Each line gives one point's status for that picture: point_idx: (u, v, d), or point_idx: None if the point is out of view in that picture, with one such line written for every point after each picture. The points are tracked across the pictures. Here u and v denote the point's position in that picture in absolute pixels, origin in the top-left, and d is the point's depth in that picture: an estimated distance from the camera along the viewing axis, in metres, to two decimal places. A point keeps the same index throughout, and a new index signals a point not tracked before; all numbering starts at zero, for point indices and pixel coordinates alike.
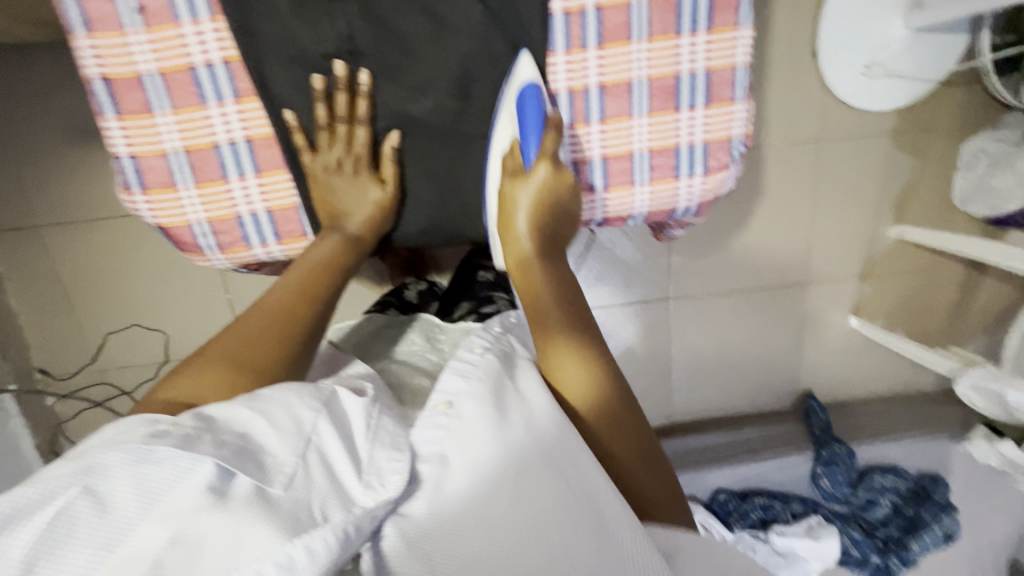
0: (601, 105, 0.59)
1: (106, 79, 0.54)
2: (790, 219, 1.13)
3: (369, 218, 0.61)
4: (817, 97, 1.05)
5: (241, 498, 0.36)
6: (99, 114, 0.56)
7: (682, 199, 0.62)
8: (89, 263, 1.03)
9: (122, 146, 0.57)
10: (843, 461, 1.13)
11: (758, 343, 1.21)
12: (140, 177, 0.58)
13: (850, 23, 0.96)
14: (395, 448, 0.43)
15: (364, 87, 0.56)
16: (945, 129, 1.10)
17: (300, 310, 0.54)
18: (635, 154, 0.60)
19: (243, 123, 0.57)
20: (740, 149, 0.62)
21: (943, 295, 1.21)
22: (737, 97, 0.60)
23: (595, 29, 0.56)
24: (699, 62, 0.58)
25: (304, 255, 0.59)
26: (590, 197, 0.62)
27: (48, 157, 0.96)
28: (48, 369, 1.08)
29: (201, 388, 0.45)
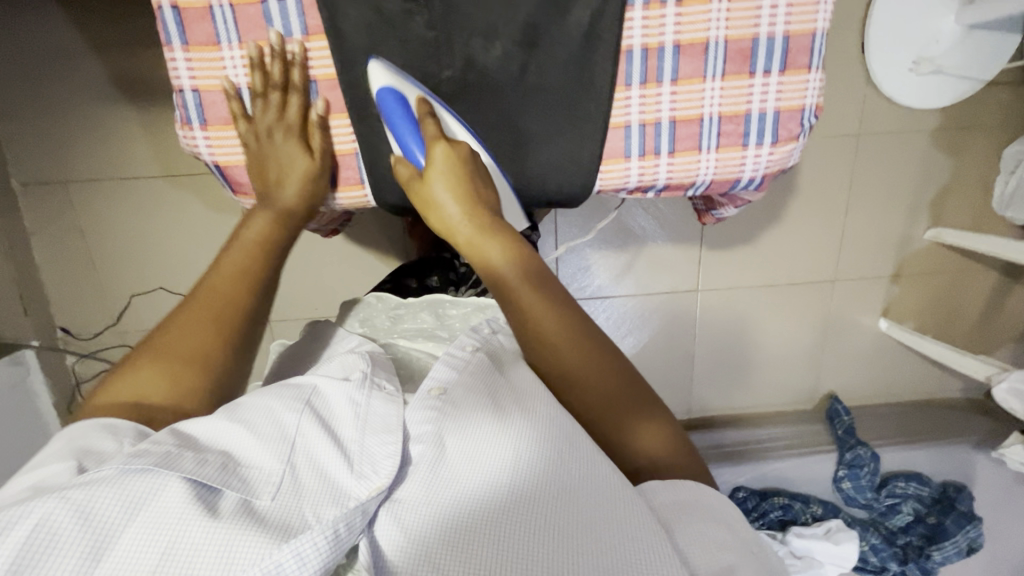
0: (674, 66, 0.51)
1: (175, 7, 0.51)
2: (825, 215, 1.11)
3: (300, 186, 0.57)
4: (862, 90, 1.03)
5: (228, 514, 0.37)
6: (165, 44, 0.53)
7: (748, 169, 0.54)
8: (117, 223, 1.02)
9: (185, 79, 0.54)
10: (868, 465, 1.11)
11: (783, 341, 1.20)
12: (201, 112, 0.55)
13: (900, 16, 0.95)
14: (386, 433, 0.44)
15: (295, 55, 0.53)
16: (988, 131, 1.07)
17: (240, 297, 0.53)
18: (705, 119, 0.53)
19: (310, 61, 0.54)
20: (812, 120, 0.54)
21: (976, 302, 1.18)
22: (814, 64, 0.52)
23: None
24: (780, 23, 0.50)
25: (239, 235, 0.57)
26: (654, 161, 0.54)
27: (83, 113, 0.95)
28: (70, 329, 1.08)
29: (144, 384, 0.46)
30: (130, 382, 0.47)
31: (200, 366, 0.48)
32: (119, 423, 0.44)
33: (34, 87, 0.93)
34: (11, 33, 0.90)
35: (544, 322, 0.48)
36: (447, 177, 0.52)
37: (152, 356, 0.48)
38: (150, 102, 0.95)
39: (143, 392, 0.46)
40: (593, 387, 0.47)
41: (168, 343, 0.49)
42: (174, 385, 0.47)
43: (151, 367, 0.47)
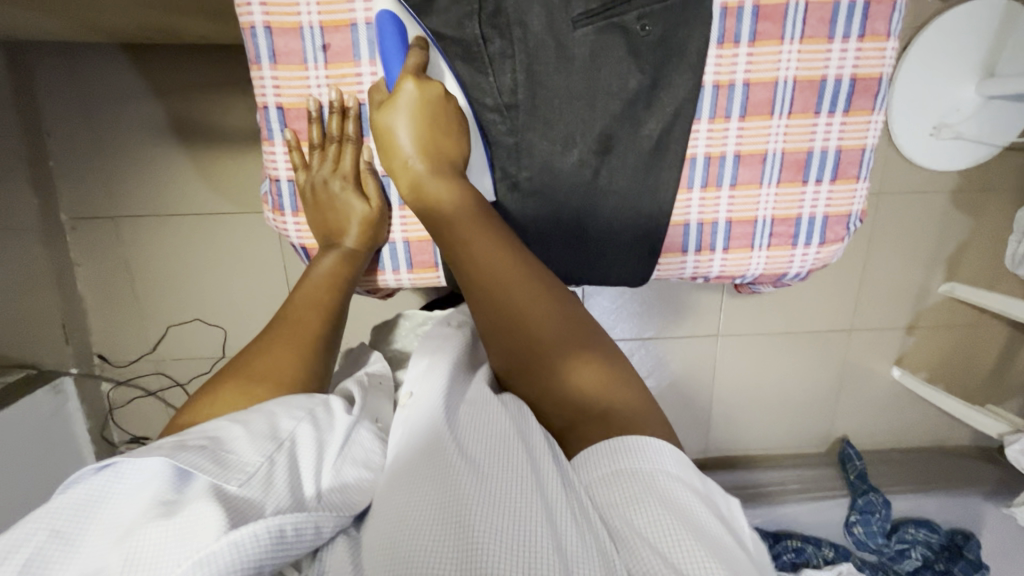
0: (735, 172, 0.57)
1: (281, 108, 0.58)
2: (843, 267, 1.14)
3: (360, 228, 0.59)
4: (882, 152, 1.07)
5: (195, 501, 0.36)
6: (266, 140, 0.60)
7: (795, 266, 0.60)
8: (160, 256, 1.05)
9: (283, 170, 0.60)
10: (879, 511, 1.14)
11: (801, 386, 1.23)
12: (294, 199, 0.62)
13: (923, 85, 0.99)
14: (364, 467, 0.46)
15: (349, 107, 0.58)
16: (1003, 193, 1.11)
17: (307, 322, 0.53)
18: (759, 221, 0.59)
19: None
20: (856, 223, 0.61)
21: (987, 355, 1.22)
22: (861, 175, 0.59)
23: (740, 103, 0.56)
24: (832, 140, 0.57)
25: (308, 275, 0.58)
26: (709, 257, 0.60)
27: (137, 153, 0.99)
28: (106, 356, 1.11)
29: (219, 405, 0.45)
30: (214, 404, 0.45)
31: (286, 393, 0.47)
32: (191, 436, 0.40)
33: (91, 126, 0.97)
34: (73, 76, 0.94)
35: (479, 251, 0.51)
36: (404, 111, 0.54)
37: (234, 380, 0.47)
38: (197, 143, 0.98)
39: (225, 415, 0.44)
40: (537, 316, 0.49)
41: (250, 366, 0.48)
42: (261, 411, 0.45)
43: (236, 389, 0.46)
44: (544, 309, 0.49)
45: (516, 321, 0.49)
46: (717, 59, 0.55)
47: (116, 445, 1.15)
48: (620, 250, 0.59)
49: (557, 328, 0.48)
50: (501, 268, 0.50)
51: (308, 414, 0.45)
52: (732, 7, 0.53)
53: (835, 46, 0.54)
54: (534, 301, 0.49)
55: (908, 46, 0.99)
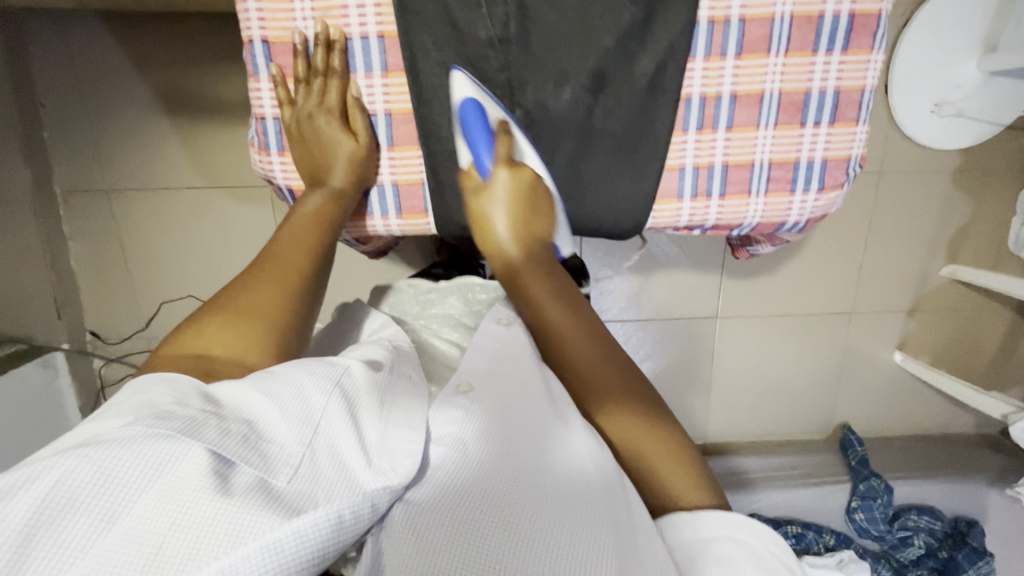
0: (730, 114, 0.56)
1: (266, 41, 0.56)
2: (842, 248, 1.13)
3: (348, 166, 0.57)
4: (884, 131, 1.06)
5: (243, 490, 0.36)
6: (251, 75, 0.58)
7: (793, 213, 0.60)
8: (154, 231, 1.04)
9: (268, 108, 0.59)
10: (881, 496, 1.12)
11: (801, 370, 1.21)
12: (279, 138, 0.60)
13: (924, 60, 0.98)
14: (409, 429, 0.44)
15: (334, 39, 0.55)
16: (1006, 173, 1.10)
17: (297, 262, 0.54)
18: (756, 165, 0.58)
19: (387, 96, 0.58)
20: (855, 169, 0.60)
21: (991, 340, 1.20)
22: (861, 118, 0.58)
23: (736, 40, 0.55)
24: (831, 81, 0.56)
25: (295, 208, 0.58)
26: (705, 203, 0.59)
27: (132, 125, 0.98)
28: (99, 333, 1.10)
29: (209, 340, 0.47)
30: (201, 334, 0.47)
31: (269, 336, 0.49)
32: (181, 378, 0.42)
33: (85, 98, 0.96)
34: (68, 46, 0.93)
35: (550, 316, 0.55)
36: (499, 201, 0.56)
37: (224, 316, 0.48)
38: (192, 115, 0.98)
39: (210, 349, 0.46)
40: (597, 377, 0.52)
41: (236, 303, 0.50)
42: (245, 345, 0.47)
43: (221, 323, 0.48)
44: (622, 391, 0.52)
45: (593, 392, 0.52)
46: None
47: None
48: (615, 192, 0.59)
49: (615, 386, 0.52)
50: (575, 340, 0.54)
51: (336, 384, 0.44)
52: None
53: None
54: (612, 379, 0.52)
55: (909, 21, 0.98)
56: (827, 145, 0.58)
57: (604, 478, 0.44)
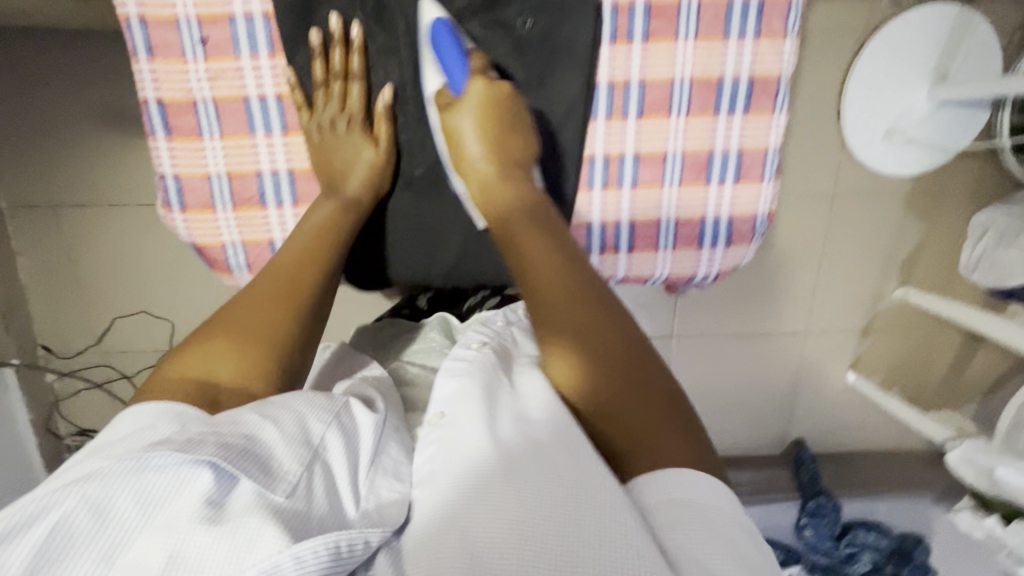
0: (636, 173, 0.65)
1: (161, 102, 0.61)
2: (796, 269, 1.14)
3: (367, 175, 0.63)
4: (837, 155, 1.07)
5: (241, 510, 0.39)
6: (149, 135, 0.62)
7: (702, 265, 0.69)
8: (104, 247, 1.03)
9: (168, 166, 0.63)
10: (828, 514, 1.14)
11: (755, 388, 1.22)
12: (182, 196, 0.64)
13: (874, 88, 0.99)
14: (396, 478, 0.47)
15: (235, 99, 0.62)
16: (958, 197, 1.11)
17: (303, 277, 0.56)
18: (663, 220, 0.67)
19: (287, 155, 0.65)
20: (761, 226, 0.68)
21: (942, 361, 1.21)
22: (764, 177, 0.67)
23: (638, 101, 0.64)
24: (733, 142, 0.65)
25: (306, 219, 0.61)
26: (615, 254, 0.68)
27: (79, 140, 0.97)
28: (51, 347, 1.09)
29: (212, 362, 0.48)
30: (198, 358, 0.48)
31: (273, 346, 0.50)
32: (187, 412, 0.43)
33: (30, 113, 0.95)
34: (10, 60, 0.92)
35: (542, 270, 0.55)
36: (471, 110, 0.61)
37: (226, 337, 0.50)
38: (140, 133, 0.97)
39: (215, 370, 0.48)
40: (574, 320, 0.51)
41: (239, 325, 0.50)
42: (252, 362, 0.49)
43: (227, 340, 0.49)
44: (604, 328, 0.51)
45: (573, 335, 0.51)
46: (611, 56, 0.62)
47: (62, 437, 1.14)
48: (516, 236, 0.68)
49: (586, 329, 0.51)
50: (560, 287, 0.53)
51: (334, 416, 0.47)
52: (624, 6, 0.61)
53: (730, 44, 0.62)
54: (589, 317, 0.51)
55: (861, 49, 0.99)
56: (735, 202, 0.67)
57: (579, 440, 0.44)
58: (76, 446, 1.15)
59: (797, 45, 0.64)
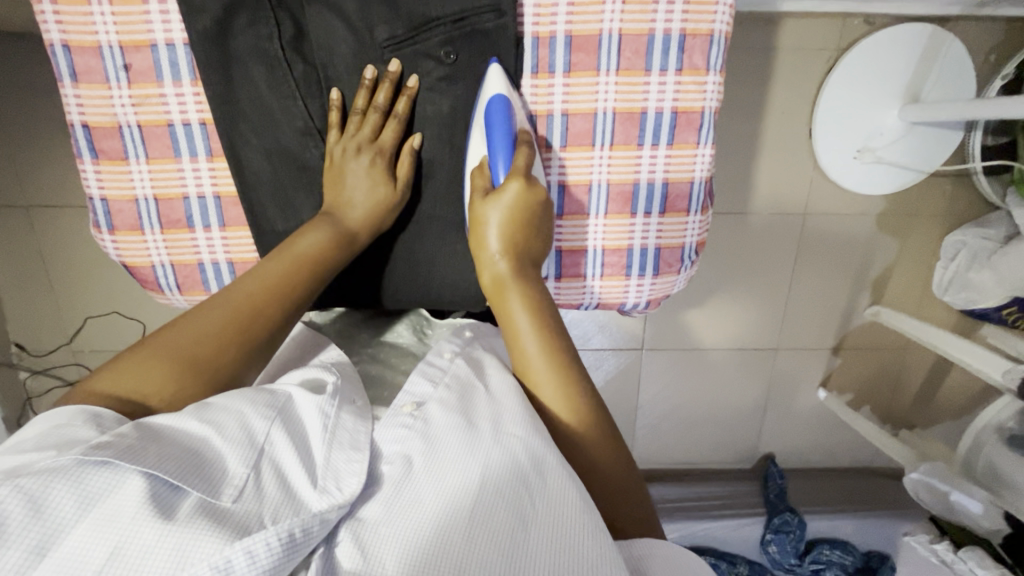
0: (560, 203, 0.64)
1: (86, 126, 0.59)
2: (769, 286, 1.13)
3: (370, 212, 0.61)
4: (808, 172, 1.06)
5: (187, 512, 0.37)
6: (77, 157, 0.61)
7: (631, 295, 0.68)
8: (75, 246, 1.04)
9: (95, 188, 0.62)
10: (793, 531, 1.14)
11: (725, 402, 1.23)
12: (110, 218, 0.63)
13: (844, 107, 0.99)
14: (353, 450, 0.47)
15: (159, 124, 0.60)
16: (930, 218, 1.12)
17: (267, 309, 0.54)
18: (590, 251, 0.66)
19: (214, 180, 0.62)
20: (691, 255, 0.68)
21: (913, 381, 1.23)
22: (691, 209, 0.65)
23: (561, 133, 0.62)
24: (658, 173, 0.63)
25: (292, 246, 0.57)
26: None
27: (51, 141, 0.97)
28: (24, 345, 1.10)
29: (145, 383, 0.45)
30: (131, 375, 0.45)
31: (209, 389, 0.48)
32: (104, 414, 0.42)
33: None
34: None
35: (531, 348, 0.52)
36: (502, 207, 0.56)
37: (162, 356, 0.47)
38: None
39: (146, 393, 0.45)
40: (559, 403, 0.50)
41: (178, 346, 0.48)
42: (182, 392, 0.47)
43: (163, 361, 0.47)
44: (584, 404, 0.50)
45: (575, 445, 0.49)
46: (533, 88, 0.61)
47: None
48: (444, 267, 0.67)
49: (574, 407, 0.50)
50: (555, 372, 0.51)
51: (277, 411, 0.47)
52: (545, 37, 0.59)
53: (653, 78, 0.60)
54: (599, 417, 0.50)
55: (833, 67, 0.98)
56: (661, 233, 0.66)
57: (533, 459, 0.44)
58: None
59: (722, 79, 0.62)
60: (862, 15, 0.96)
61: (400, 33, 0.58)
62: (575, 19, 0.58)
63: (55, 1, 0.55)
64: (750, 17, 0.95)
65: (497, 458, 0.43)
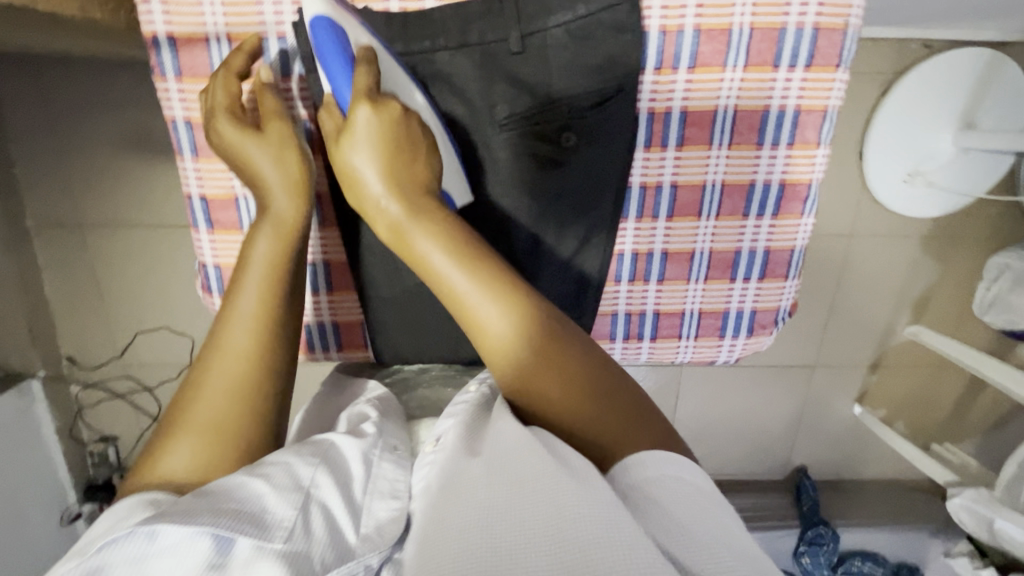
0: (661, 269, 0.67)
1: (204, 199, 0.62)
2: (810, 306, 1.14)
3: (297, 189, 0.55)
4: (857, 195, 1.06)
5: (242, 564, 0.37)
6: (193, 227, 0.63)
7: (723, 354, 0.71)
8: (125, 264, 1.05)
9: (209, 256, 0.64)
10: (827, 544, 1.19)
11: (762, 417, 1.24)
12: (222, 284, 0.65)
13: (898, 131, 0.98)
14: (394, 498, 0.46)
15: None
16: (974, 241, 1.12)
17: (251, 342, 0.51)
18: (686, 313, 0.69)
19: (323, 247, 0.65)
20: (784, 316, 0.70)
21: (948, 398, 1.23)
22: (789, 274, 0.67)
23: (667, 204, 0.64)
24: (761, 242, 0.66)
25: (246, 257, 0.54)
26: (637, 344, 0.71)
27: (102, 159, 0.97)
28: (76, 358, 1.12)
29: (173, 463, 0.45)
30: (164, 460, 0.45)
31: (239, 443, 0.47)
32: (160, 496, 0.43)
33: (56, 136, 0.95)
34: (33, 81, 0.92)
35: (432, 264, 0.48)
36: (363, 145, 0.50)
37: (181, 430, 0.46)
38: (159, 157, 0.96)
39: (172, 471, 0.45)
40: (479, 313, 0.46)
41: (189, 417, 0.47)
42: (210, 452, 0.46)
43: (183, 441, 0.46)
44: (483, 278, 0.47)
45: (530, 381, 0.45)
46: (644, 161, 0.63)
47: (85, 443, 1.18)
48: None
49: (497, 325, 0.46)
50: (455, 263, 0.47)
51: (320, 458, 0.46)
52: (659, 113, 0.61)
53: (764, 152, 0.62)
54: (540, 347, 0.46)
55: (887, 91, 0.98)
56: (758, 296, 0.69)
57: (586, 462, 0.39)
58: (98, 452, 1.19)
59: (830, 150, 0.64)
60: (919, 39, 0.95)
61: (521, 110, 0.58)
62: (691, 96, 0.60)
63: (181, 80, 0.58)
64: None
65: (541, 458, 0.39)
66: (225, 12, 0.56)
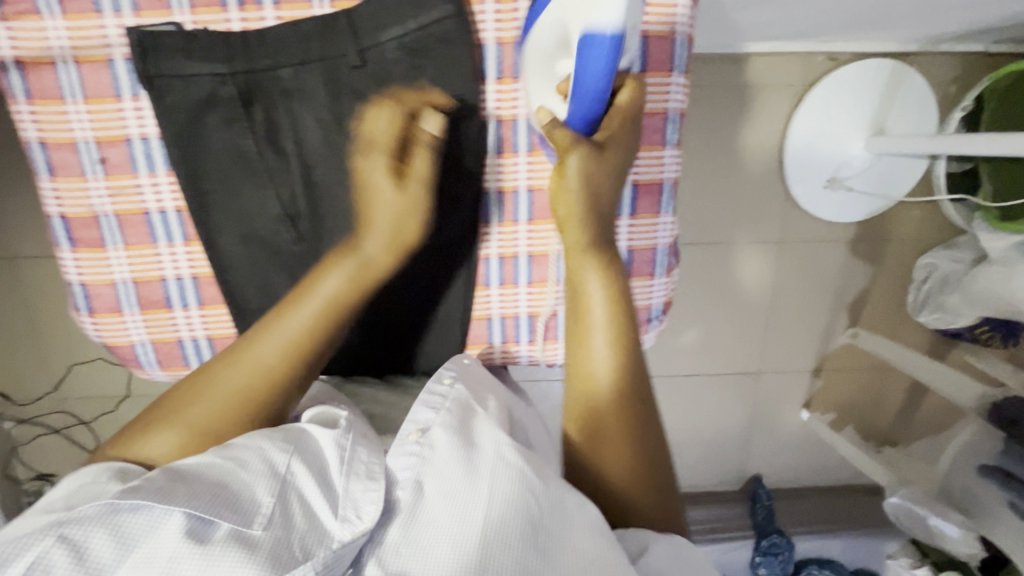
0: (529, 272, 0.68)
1: (64, 217, 0.63)
2: (748, 312, 1.16)
3: (390, 246, 0.57)
4: (781, 203, 1.08)
5: (220, 540, 0.39)
6: (56, 245, 0.64)
7: None
8: (56, 296, 1.04)
9: (74, 274, 0.65)
10: (782, 553, 1.17)
11: (711, 426, 1.24)
12: (89, 301, 0.65)
13: (813, 140, 1.02)
14: (371, 479, 0.46)
15: (135, 213, 0.63)
16: (900, 244, 1.15)
17: (279, 373, 0.54)
18: (558, 314, 0.69)
19: (190, 263, 0.65)
20: (658, 314, 0.71)
21: (893, 399, 1.25)
22: (655, 273, 0.69)
23: (526, 207, 0.66)
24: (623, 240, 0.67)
25: (310, 291, 0.55)
26: (515, 348, 0.71)
27: (30, 192, 0.98)
28: (8, 394, 1.10)
29: (153, 448, 0.50)
30: (150, 442, 0.50)
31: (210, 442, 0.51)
32: (127, 468, 0.47)
33: None
34: None
35: (586, 280, 0.57)
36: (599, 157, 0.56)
37: (163, 421, 0.51)
38: None
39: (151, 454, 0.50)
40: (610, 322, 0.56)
41: (184, 412, 0.51)
42: (191, 449, 0.50)
43: (174, 431, 0.50)
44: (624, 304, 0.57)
45: (588, 375, 0.55)
46: (498, 166, 0.65)
47: (20, 483, 1.14)
48: (416, 333, 0.70)
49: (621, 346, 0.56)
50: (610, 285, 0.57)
51: (295, 447, 0.47)
52: (507, 119, 0.64)
53: None
54: (620, 369, 0.55)
55: (800, 101, 1.01)
56: None
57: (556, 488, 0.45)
58: (33, 491, 1.15)
59: (678, 152, 0.67)
60: (825, 52, 1.00)
61: None
62: None
63: (31, 101, 0.59)
64: (717, 55, 0.99)
65: (509, 482, 0.44)
66: (69, 35, 0.58)
